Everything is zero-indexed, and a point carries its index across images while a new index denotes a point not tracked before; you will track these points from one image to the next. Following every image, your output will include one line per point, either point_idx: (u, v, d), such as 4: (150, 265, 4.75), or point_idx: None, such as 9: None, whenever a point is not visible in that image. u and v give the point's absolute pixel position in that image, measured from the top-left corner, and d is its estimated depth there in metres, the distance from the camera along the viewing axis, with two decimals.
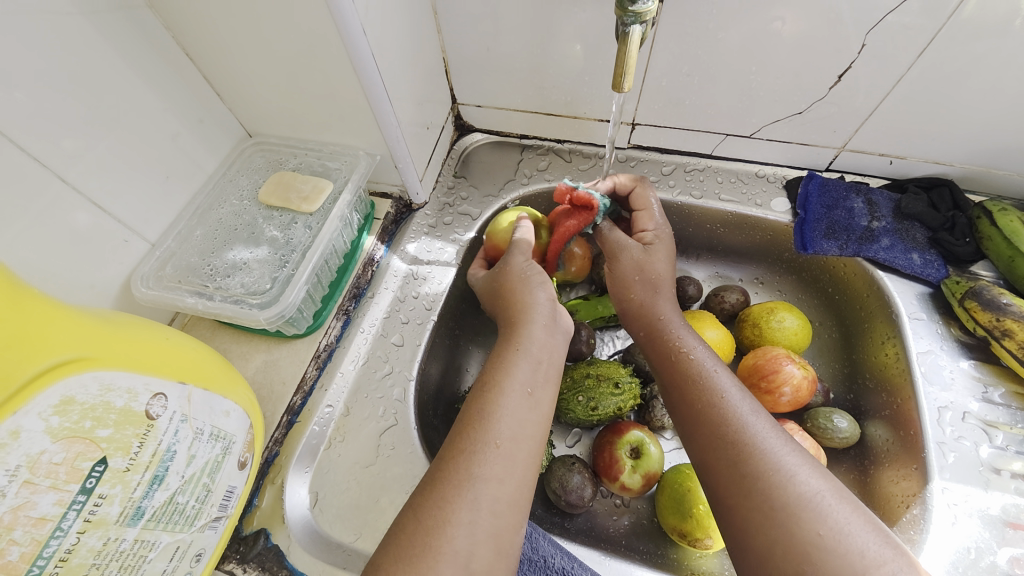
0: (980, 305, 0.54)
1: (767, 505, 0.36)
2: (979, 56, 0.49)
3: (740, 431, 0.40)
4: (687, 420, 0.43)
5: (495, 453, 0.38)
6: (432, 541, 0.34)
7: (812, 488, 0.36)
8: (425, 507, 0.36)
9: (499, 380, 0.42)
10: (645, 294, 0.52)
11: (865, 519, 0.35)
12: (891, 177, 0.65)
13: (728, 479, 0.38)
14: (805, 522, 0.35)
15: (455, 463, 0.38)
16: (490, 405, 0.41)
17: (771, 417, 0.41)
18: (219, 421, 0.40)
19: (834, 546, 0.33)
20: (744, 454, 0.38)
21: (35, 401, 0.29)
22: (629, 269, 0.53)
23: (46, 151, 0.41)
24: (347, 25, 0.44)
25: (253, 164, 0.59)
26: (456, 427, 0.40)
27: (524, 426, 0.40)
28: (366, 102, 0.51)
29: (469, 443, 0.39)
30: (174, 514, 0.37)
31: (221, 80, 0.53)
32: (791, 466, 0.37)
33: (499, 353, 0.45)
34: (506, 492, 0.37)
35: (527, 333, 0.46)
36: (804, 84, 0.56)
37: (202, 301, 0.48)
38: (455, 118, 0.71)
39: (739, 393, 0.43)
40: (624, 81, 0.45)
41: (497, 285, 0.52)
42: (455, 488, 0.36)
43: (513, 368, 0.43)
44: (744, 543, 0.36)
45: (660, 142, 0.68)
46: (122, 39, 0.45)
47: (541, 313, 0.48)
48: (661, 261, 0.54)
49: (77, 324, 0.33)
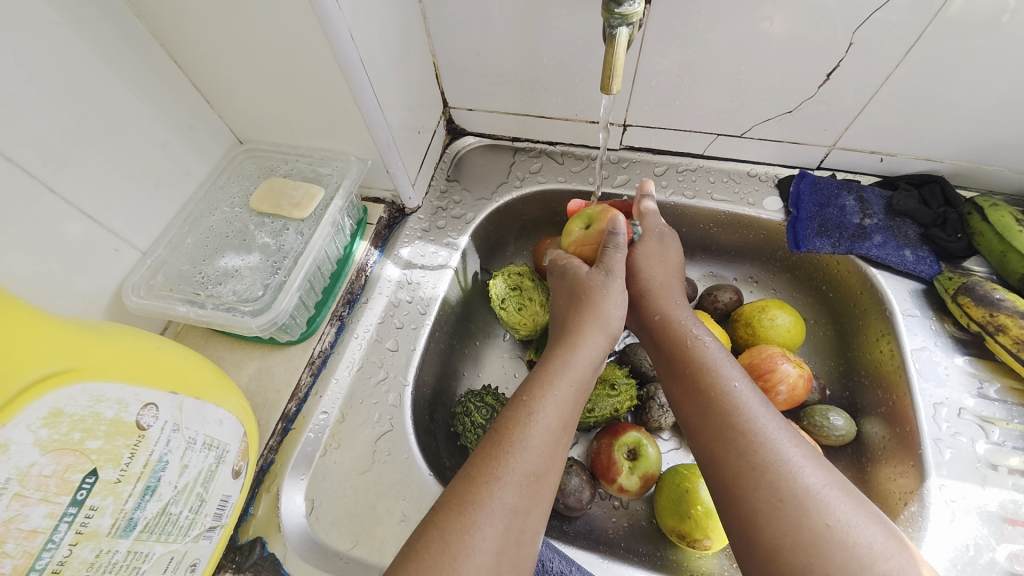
0: (973, 300, 0.54)
1: (776, 496, 0.36)
2: (966, 53, 0.50)
3: (750, 422, 0.40)
4: (694, 411, 0.44)
5: (525, 484, 0.39)
6: (460, 567, 0.34)
7: (819, 481, 0.37)
8: (452, 530, 0.35)
9: (538, 404, 0.43)
10: (663, 276, 0.54)
11: (869, 512, 0.36)
12: (882, 174, 0.65)
13: (736, 469, 0.39)
14: (814, 515, 0.35)
15: (486, 489, 0.38)
16: (518, 432, 0.41)
17: (777, 410, 0.42)
18: (212, 430, 0.40)
19: (843, 538, 0.34)
20: (753, 444, 0.39)
21: (24, 413, 0.29)
22: (655, 249, 0.55)
23: (32, 161, 0.41)
24: (337, 34, 0.44)
25: (245, 171, 0.59)
26: (484, 449, 0.40)
27: (553, 459, 0.41)
28: (357, 108, 0.51)
29: (503, 471, 0.39)
30: (167, 525, 0.37)
31: (210, 87, 0.53)
32: (798, 460, 0.38)
33: (540, 376, 0.45)
34: (529, 523, 0.38)
35: (580, 363, 0.47)
36: (793, 82, 0.56)
37: (193, 310, 0.48)
38: (447, 122, 0.71)
39: (748, 385, 0.43)
40: (612, 83, 0.45)
41: (579, 286, 0.51)
42: (483, 513, 0.36)
43: (556, 391, 0.44)
44: (752, 536, 0.36)
45: (652, 143, 0.68)
46: (110, 48, 0.45)
47: (599, 351, 0.48)
48: (674, 256, 0.56)
49: (67, 335, 0.32)
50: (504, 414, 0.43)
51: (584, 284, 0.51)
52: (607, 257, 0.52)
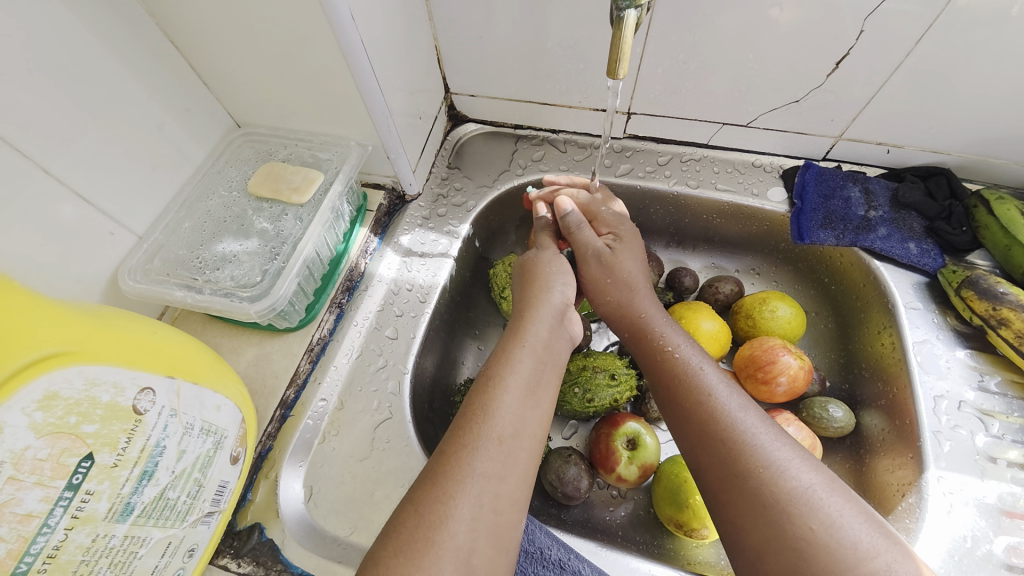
0: (977, 294, 0.54)
1: (759, 503, 0.36)
2: (978, 42, 0.49)
3: (729, 428, 0.40)
4: (674, 419, 0.44)
5: (496, 448, 0.38)
6: (434, 537, 0.34)
7: (804, 483, 0.36)
8: (427, 502, 0.36)
9: (502, 374, 0.43)
10: (621, 296, 0.53)
11: (857, 509, 0.35)
12: (889, 166, 0.65)
13: (720, 480, 0.38)
14: (797, 517, 0.35)
15: (458, 457, 0.38)
16: (488, 402, 0.41)
17: (760, 411, 0.41)
18: (210, 416, 0.40)
19: (829, 540, 0.34)
20: (734, 451, 0.38)
21: (18, 395, 0.28)
22: (598, 274, 0.54)
23: (26, 141, 0.40)
24: (336, 11, 0.43)
25: (243, 155, 0.58)
26: (457, 422, 0.40)
27: (525, 422, 0.41)
28: (357, 92, 0.50)
29: (474, 437, 0.39)
30: (165, 509, 0.37)
31: (208, 69, 0.52)
32: (782, 461, 0.37)
33: (505, 348, 0.45)
34: (506, 489, 0.38)
35: (533, 329, 0.47)
36: (801, 71, 0.55)
37: (191, 295, 0.48)
38: (448, 108, 0.70)
39: (728, 389, 0.43)
40: (619, 67, 0.44)
41: (523, 272, 0.54)
42: (457, 483, 0.36)
43: (518, 364, 0.44)
44: (738, 539, 0.37)
45: (656, 132, 0.67)
46: (106, 28, 0.44)
47: (552, 314, 0.49)
48: (628, 262, 0.54)
49: (62, 318, 0.32)
50: (472, 389, 0.43)
51: (525, 265, 0.55)
52: (539, 240, 0.58)
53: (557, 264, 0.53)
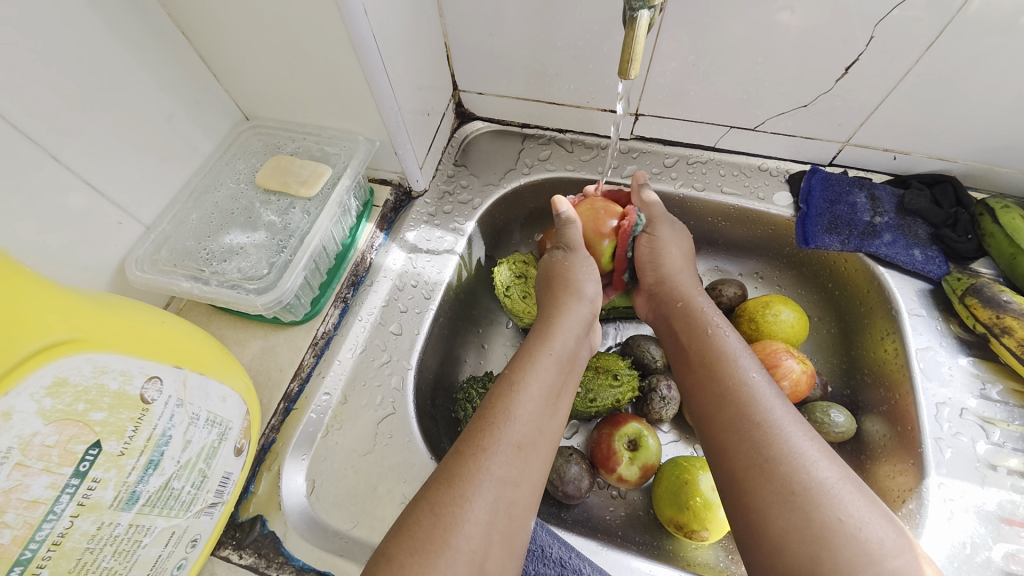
0: (981, 302, 0.54)
1: (787, 490, 0.36)
2: (985, 51, 0.49)
3: (764, 415, 0.40)
4: (708, 403, 0.44)
5: (514, 454, 0.39)
6: (450, 539, 0.34)
7: (832, 477, 0.37)
8: (443, 502, 0.36)
9: (523, 377, 0.43)
10: (679, 262, 0.57)
11: (879, 512, 0.36)
12: (895, 172, 0.65)
13: (749, 463, 0.39)
14: (824, 509, 0.35)
15: (476, 460, 0.38)
16: (509, 406, 0.41)
17: (794, 407, 0.42)
18: (215, 406, 0.40)
19: (854, 533, 0.34)
20: (768, 437, 0.39)
21: (27, 381, 0.28)
22: (667, 238, 0.57)
23: (36, 128, 0.40)
24: (349, 3, 0.43)
25: (251, 148, 0.58)
26: (477, 423, 0.41)
27: (542, 432, 0.41)
28: (367, 87, 0.50)
29: (492, 441, 0.39)
30: (169, 499, 0.37)
31: (218, 61, 0.52)
32: (812, 455, 0.38)
33: (529, 352, 0.46)
34: (521, 496, 0.38)
35: (561, 337, 0.48)
36: (809, 75, 0.55)
37: (197, 286, 0.48)
38: (456, 106, 0.70)
39: (765, 380, 0.44)
40: (631, 68, 0.44)
41: (549, 275, 0.54)
42: (473, 485, 0.37)
43: (539, 369, 0.44)
44: (757, 527, 0.37)
45: (663, 134, 0.67)
46: (117, 17, 0.44)
47: (579, 323, 0.50)
48: (681, 241, 0.58)
49: (71, 306, 0.32)
50: (491, 391, 0.43)
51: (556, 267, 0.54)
52: (565, 235, 0.55)
53: (586, 270, 0.53)
